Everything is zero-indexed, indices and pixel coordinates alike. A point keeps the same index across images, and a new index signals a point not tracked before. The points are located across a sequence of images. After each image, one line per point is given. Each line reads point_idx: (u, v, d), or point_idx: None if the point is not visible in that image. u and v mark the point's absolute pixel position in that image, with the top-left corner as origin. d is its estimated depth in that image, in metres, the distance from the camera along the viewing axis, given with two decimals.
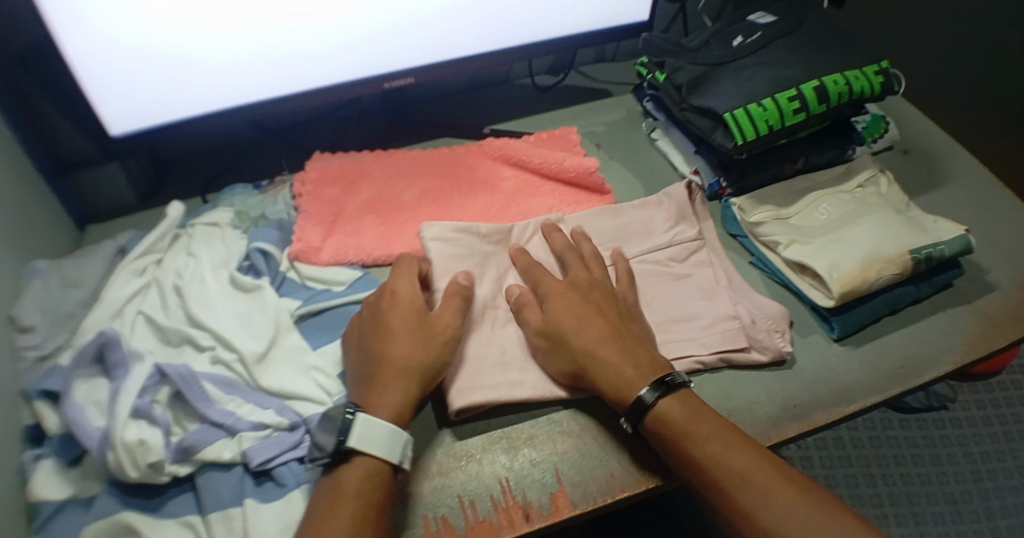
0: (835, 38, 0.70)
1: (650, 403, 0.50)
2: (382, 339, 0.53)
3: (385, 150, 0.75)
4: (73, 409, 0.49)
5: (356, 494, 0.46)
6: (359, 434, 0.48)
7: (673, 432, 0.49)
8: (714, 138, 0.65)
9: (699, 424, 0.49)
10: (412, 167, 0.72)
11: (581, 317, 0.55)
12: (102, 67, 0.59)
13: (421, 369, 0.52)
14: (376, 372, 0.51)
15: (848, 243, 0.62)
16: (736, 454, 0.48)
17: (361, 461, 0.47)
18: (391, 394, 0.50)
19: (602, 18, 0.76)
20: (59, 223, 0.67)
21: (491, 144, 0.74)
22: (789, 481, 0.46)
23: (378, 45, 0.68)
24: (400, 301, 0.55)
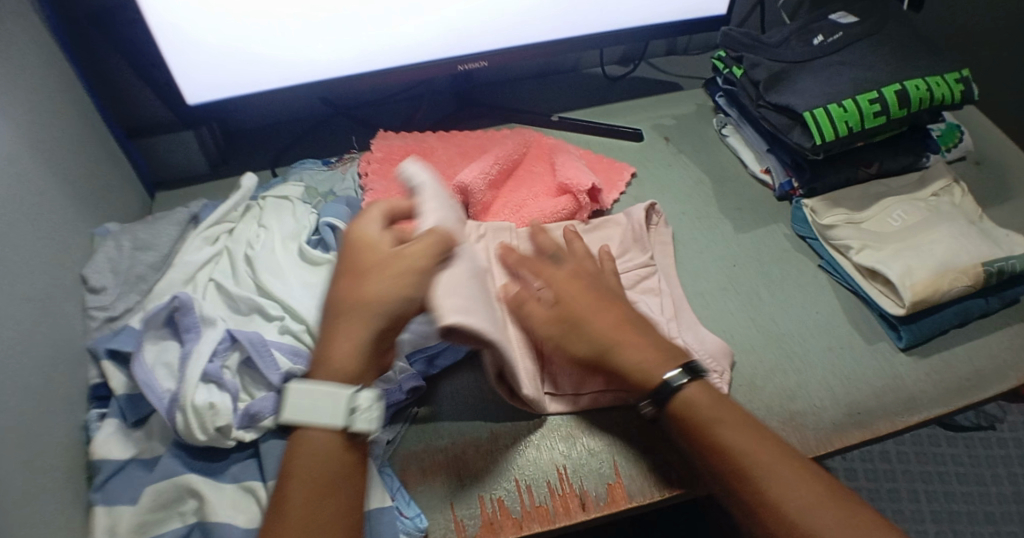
0: (922, 42, 0.68)
1: (680, 386, 0.47)
2: (353, 283, 0.48)
3: (449, 131, 0.74)
4: (143, 370, 0.51)
5: (303, 477, 0.43)
6: (291, 406, 0.45)
7: (693, 420, 0.47)
8: (789, 137, 0.63)
9: (721, 411, 0.47)
10: (476, 148, 0.71)
11: (590, 304, 0.51)
12: (185, 34, 0.60)
13: (387, 316, 0.47)
14: (342, 319, 0.47)
15: (923, 252, 0.60)
16: (759, 445, 0.45)
17: (311, 434, 0.45)
18: (352, 345, 0.46)
19: (679, 10, 0.75)
20: (130, 187, 0.69)
21: (544, 141, 0.71)
22: (812, 474, 0.44)
23: (455, 26, 0.68)
24: (377, 241, 0.50)
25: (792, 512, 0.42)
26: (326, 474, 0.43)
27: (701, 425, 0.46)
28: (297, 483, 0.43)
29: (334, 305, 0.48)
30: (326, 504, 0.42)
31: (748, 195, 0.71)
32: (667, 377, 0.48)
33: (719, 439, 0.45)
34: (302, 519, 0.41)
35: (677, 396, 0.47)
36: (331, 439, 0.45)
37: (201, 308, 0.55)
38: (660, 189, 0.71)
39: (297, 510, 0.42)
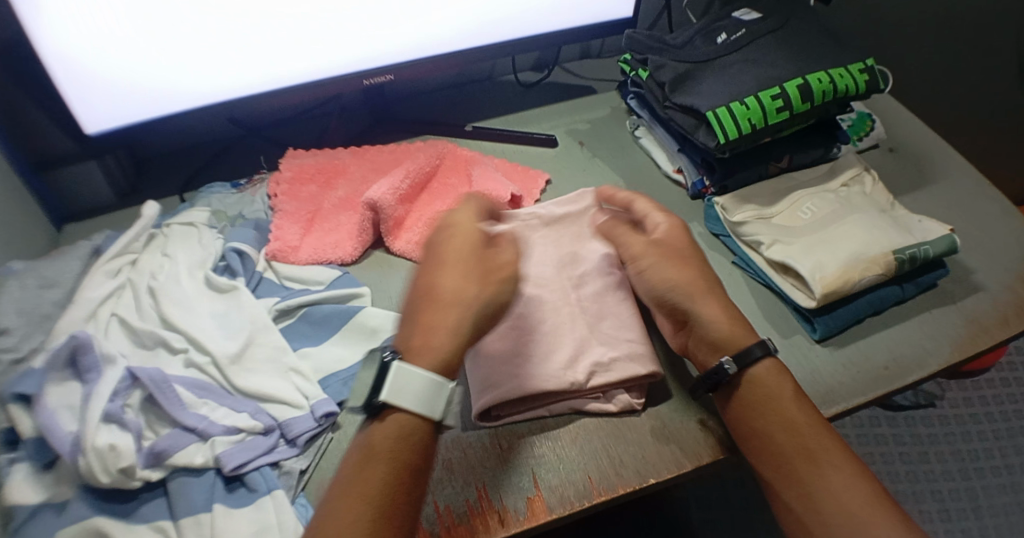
0: (822, 36, 0.69)
1: (759, 355, 0.52)
2: (443, 271, 0.49)
3: (363, 147, 0.73)
4: (44, 412, 0.48)
5: (393, 453, 0.45)
6: (397, 385, 0.45)
7: (766, 393, 0.52)
8: (697, 137, 0.64)
9: (794, 394, 0.52)
10: (389, 162, 0.70)
11: (681, 262, 0.56)
12: (75, 62, 0.58)
13: (467, 310, 0.48)
14: (431, 304, 0.48)
15: (833, 244, 0.62)
16: (815, 432, 0.50)
17: (398, 414, 0.46)
18: (454, 325, 0.47)
19: (587, 14, 0.75)
20: (35, 222, 0.66)
21: (458, 152, 0.71)
22: (854, 467, 0.48)
23: (360, 42, 0.67)
24: (467, 232, 0.51)
25: (832, 488, 0.47)
26: (414, 463, 0.45)
27: (771, 399, 0.51)
28: (390, 457, 0.44)
29: (417, 297, 0.49)
30: (407, 487, 0.44)
31: (666, 196, 0.72)
32: (755, 345, 0.53)
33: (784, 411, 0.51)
34: (376, 494, 0.43)
35: (756, 371, 0.53)
36: (405, 419, 0.46)
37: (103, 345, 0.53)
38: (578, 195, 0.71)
39: (376, 487, 0.43)
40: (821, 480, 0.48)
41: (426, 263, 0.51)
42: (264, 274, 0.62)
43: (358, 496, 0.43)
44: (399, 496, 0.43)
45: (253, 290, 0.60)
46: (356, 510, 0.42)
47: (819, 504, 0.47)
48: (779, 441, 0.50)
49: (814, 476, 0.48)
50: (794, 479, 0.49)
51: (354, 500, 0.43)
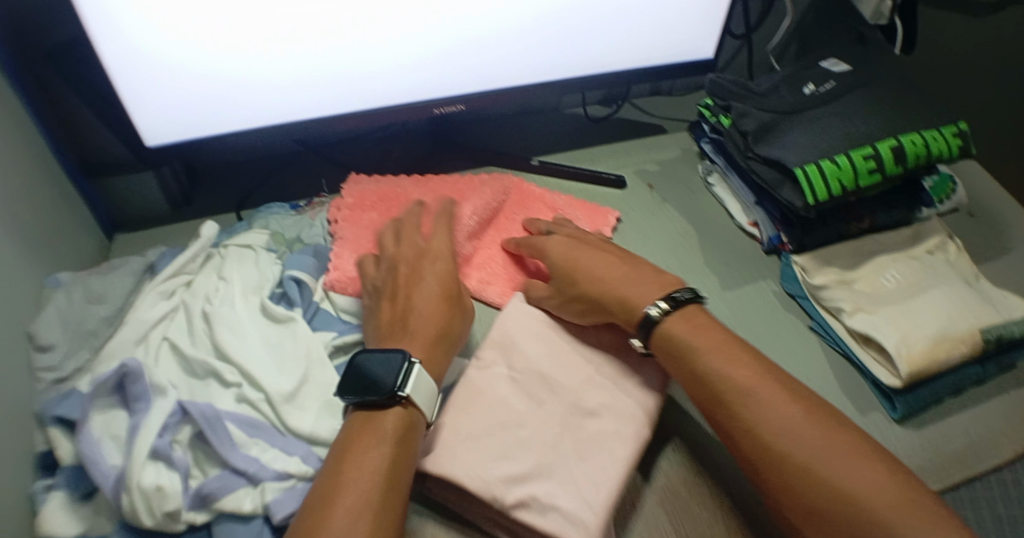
0: (914, 94, 0.66)
1: (657, 317, 0.52)
2: (421, 291, 0.55)
3: (425, 174, 0.71)
4: (88, 442, 0.46)
5: (382, 444, 0.45)
6: (417, 383, 0.48)
7: (678, 349, 0.51)
8: (781, 193, 0.61)
9: (703, 340, 0.51)
10: (452, 192, 0.68)
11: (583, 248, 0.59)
12: (142, 72, 0.55)
13: (438, 331, 0.53)
14: (403, 322, 0.53)
15: (920, 316, 0.57)
16: (783, 428, 0.45)
17: (410, 410, 0.48)
18: (426, 327, 0.52)
19: (665, 53, 0.73)
20: (85, 230, 0.64)
21: (521, 185, 0.69)
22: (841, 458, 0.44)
23: (432, 69, 0.65)
24: (410, 253, 0.58)
25: (762, 439, 0.46)
26: (408, 457, 0.46)
27: (682, 356, 0.51)
28: (380, 450, 0.45)
29: (386, 320, 0.54)
30: (402, 475, 0.45)
31: (736, 248, 0.69)
32: (647, 312, 0.52)
33: (699, 367, 0.49)
34: (365, 484, 0.43)
35: (660, 332, 0.52)
36: (403, 414, 0.47)
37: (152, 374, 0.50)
38: (645, 239, 0.68)
39: (367, 480, 0.43)
40: (758, 437, 0.46)
41: (390, 293, 0.55)
42: (320, 304, 0.60)
43: (346, 488, 0.43)
44: (398, 486, 0.44)
45: (309, 321, 0.58)
46: (354, 500, 0.42)
47: (764, 465, 0.45)
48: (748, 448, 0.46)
49: (752, 435, 0.46)
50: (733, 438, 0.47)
51: (350, 475, 0.44)
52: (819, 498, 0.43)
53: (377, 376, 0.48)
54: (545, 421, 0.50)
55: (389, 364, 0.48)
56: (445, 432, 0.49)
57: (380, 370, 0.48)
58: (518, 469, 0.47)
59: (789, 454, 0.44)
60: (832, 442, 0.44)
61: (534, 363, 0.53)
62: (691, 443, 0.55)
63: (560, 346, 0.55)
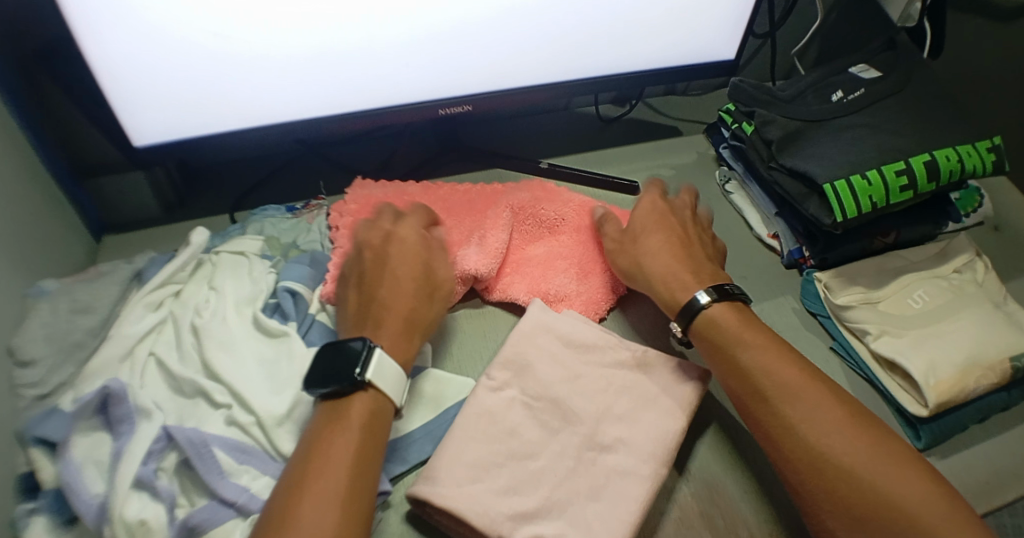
0: (947, 103, 0.62)
1: (704, 305, 0.53)
2: (382, 272, 0.53)
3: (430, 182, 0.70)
4: (70, 470, 0.44)
5: (348, 433, 0.44)
6: (378, 371, 0.47)
7: (722, 339, 0.52)
8: (807, 208, 0.58)
9: (745, 335, 0.51)
10: (459, 200, 0.66)
11: (651, 232, 0.60)
12: (128, 69, 0.52)
13: (404, 314, 0.51)
14: (366, 311, 0.51)
15: (948, 342, 0.54)
16: (815, 423, 0.46)
17: (373, 393, 0.47)
18: (396, 312, 0.51)
19: (684, 53, 0.69)
20: (73, 233, 0.61)
21: (545, 184, 0.67)
22: (873, 455, 0.44)
23: (439, 68, 0.61)
24: (376, 242, 0.56)
25: (799, 432, 0.46)
26: (375, 444, 0.45)
27: (718, 350, 0.52)
28: (346, 438, 0.44)
29: (353, 306, 0.52)
30: (369, 464, 0.44)
31: (755, 261, 0.66)
32: (694, 296, 0.54)
33: (740, 362, 0.50)
34: (332, 472, 0.42)
35: (703, 318, 0.53)
36: (369, 400, 0.46)
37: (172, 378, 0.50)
38: None
39: (335, 468, 0.43)
40: (800, 436, 0.46)
41: (359, 280, 0.54)
42: (316, 316, 0.57)
43: (313, 473, 0.42)
44: (366, 475, 0.43)
45: (303, 336, 0.55)
46: (321, 488, 0.42)
47: (795, 455, 0.46)
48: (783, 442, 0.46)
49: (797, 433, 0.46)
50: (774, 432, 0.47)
51: (316, 463, 0.43)
52: (858, 503, 0.43)
53: (338, 363, 0.47)
54: (559, 451, 0.48)
55: (348, 352, 0.47)
56: (448, 460, 0.46)
57: (342, 360, 0.47)
58: (530, 505, 0.45)
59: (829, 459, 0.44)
60: (863, 440, 0.45)
61: (550, 389, 0.51)
62: (704, 472, 0.50)
63: (571, 367, 0.53)
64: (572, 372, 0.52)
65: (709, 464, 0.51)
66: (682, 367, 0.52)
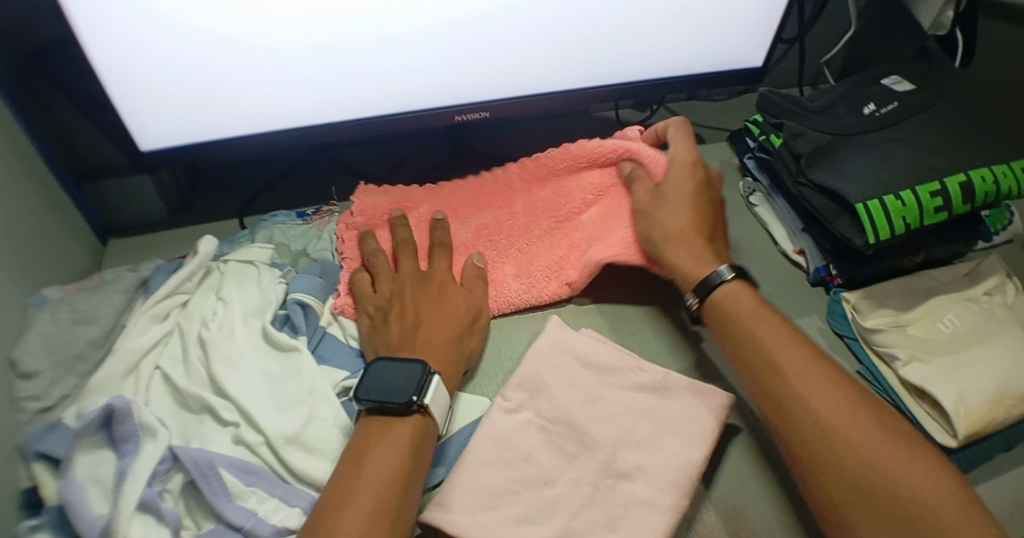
0: (983, 121, 0.60)
1: (724, 279, 0.53)
2: (426, 305, 0.54)
3: (434, 183, 0.69)
4: (72, 488, 0.43)
5: (398, 452, 0.44)
6: (434, 395, 0.47)
7: (735, 315, 0.52)
8: (836, 226, 0.56)
9: (760, 314, 0.51)
10: (468, 200, 0.66)
11: (681, 190, 0.59)
12: (130, 68, 0.52)
13: (454, 341, 0.52)
14: (409, 342, 0.51)
15: (980, 369, 0.52)
16: (825, 401, 0.46)
17: (428, 419, 0.47)
18: (444, 339, 0.52)
19: (708, 62, 0.67)
20: (76, 238, 0.61)
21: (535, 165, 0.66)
22: (886, 435, 0.44)
23: (452, 72, 0.60)
24: (412, 280, 0.57)
25: (808, 412, 0.45)
26: (419, 465, 0.45)
27: (728, 329, 0.52)
28: (395, 457, 0.44)
29: (393, 337, 0.51)
30: (415, 486, 0.44)
31: (778, 278, 0.65)
32: (715, 272, 0.54)
33: (753, 335, 0.50)
34: (379, 488, 0.42)
35: (719, 294, 0.53)
36: (419, 423, 0.46)
37: (177, 387, 0.49)
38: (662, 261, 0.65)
39: (381, 486, 0.42)
40: (808, 412, 0.45)
41: (398, 314, 0.53)
42: (327, 329, 0.56)
43: (357, 491, 0.42)
44: (410, 494, 0.43)
45: (313, 349, 0.54)
46: (364, 506, 0.41)
47: (802, 432, 0.45)
48: (791, 416, 0.46)
49: (814, 424, 0.45)
50: (787, 420, 0.46)
51: (363, 480, 0.43)
52: (866, 481, 0.42)
53: (396, 385, 0.46)
54: (575, 478, 0.47)
55: (408, 373, 0.47)
56: (460, 487, 0.45)
57: (399, 377, 0.47)
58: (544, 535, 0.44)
59: (842, 455, 0.43)
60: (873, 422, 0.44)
61: (567, 412, 0.50)
62: (728, 501, 0.48)
63: (589, 389, 0.52)
64: (587, 395, 0.51)
65: (730, 494, 0.49)
66: (704, 392, 0.50)
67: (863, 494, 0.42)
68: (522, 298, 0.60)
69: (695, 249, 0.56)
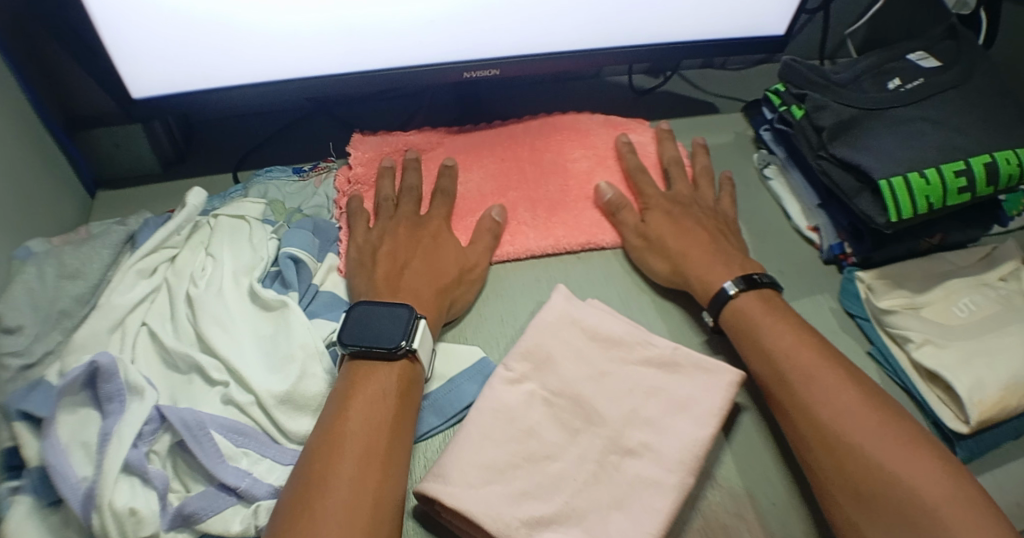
0: (1012, 101, 0.58)
1: (732, 296, 0.52)
2: (411, 253, 0.53)
3: (441, 134, 0.67)
4: (55, 450, 0.41)
5: (386, 396, 0.43)
6: (421, 339, 0.46)
7: (745, 326, 0.51)
8: (857, 204, 0.54)
9: (770, 320, 0.50)
10: (473, 150, 0.65)
11: (672, 217, 0.59)
12: (125, 12, 0.48)
13: (441, 291, 0.51)
14: (399, 274, 0.51)
15: (995, 357, 0.51)
16: (832, 399, 0.45)
17: (414, 365, 0.46)
18: (426, 282, 0.51)
19: (731, 27, 0.64)
20: (64, 188, 0.58)
21: (564, 123, 0.68)
22: (894, 435, 0.43)
23: (465, 30, 0.56)
24: (407, 225, 0.56)
25: (815, 415, 0.45)
26: (408, 412, 0.44)
27: (742, 337, 0.51)
28: (383, 401, 0.43)
29: (381, 274, 0.51)
30: (406, 429, 0.43)
31: (790, 255, 0.63)
32: (722, 288, 0.53)
33: (761, 343, 0.49)
34: (370, 431, 0.41)
35: (728, 311, 0.52)
36: (407, 367, 0.45)
37: (165, 346, 0.47)
38: None
39: (368, 429, 0.41)
40: (809, 412, 0.45)
41: (390, 254, 0.53)
42: (320, 288, 0.54)
43: (346, 434, 0.41)
44: (400, 435, 0.42)
45: (305, 307, 0.52)
46: (351, 449, 0.40)
47: (805, 433, 0.45)
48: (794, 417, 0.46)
49: (813, 424, 0.45)
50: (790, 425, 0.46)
51: (352, 423, 0.42)
52: (868, 480, 0.42)
53: (385, 329, 0.45)
54: (579, 454, 0.45)
55: (395, 318, 0.46)
56: (460, 460, 0.44)
57: (387, 320, 0.46)
58: (546, 511, 0.42)
59: (840, 453, 0.43)
60: (881, 421, 0.44)
61: (572, 386, 0.49)
62: (732, 481, 0.47)
63: (595, 362, 0.50)
64: (593, 368, 0.50)
65: (736, 474, 0.48)
66: (715, 369, 0.49)
67: (867, 495, 0.41)
68: (541, 246, 0.59)
69: (710, 255, 0.55)
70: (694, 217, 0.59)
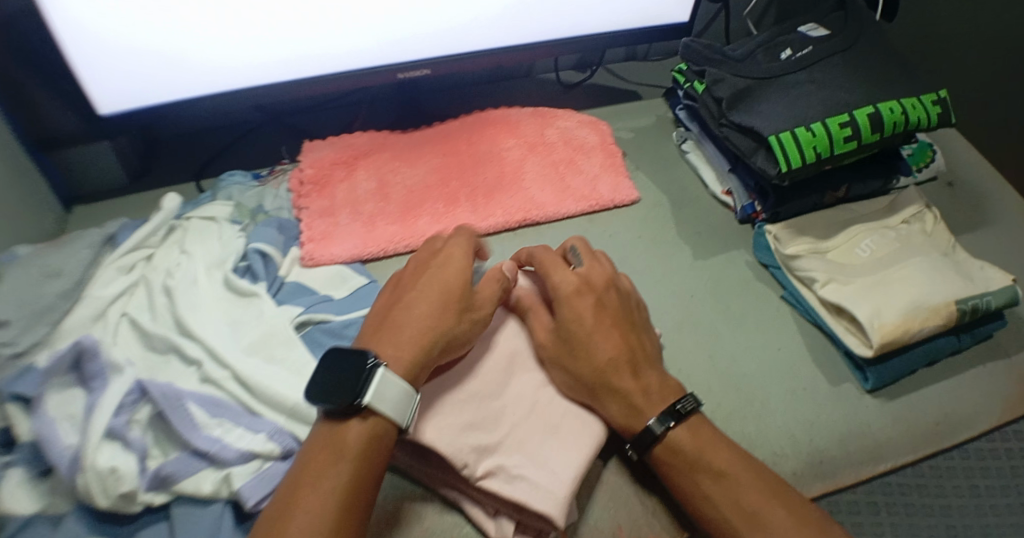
0: (893, 60, 0.64)
1: (661, 432, 0.47)
2: (410, 288, 0.51)
3: (385, 134, 0.73)
4: (44, 423, 0.45)
5: (343, 460, 0.41)
6: (378, 391, 0.43)
7: (678, 455, 0.46)
8: (755, 161, 0.60)
9: (694, 444, 0.46)
10: (411, 148, 0.71)
11: (598, 330, 0.50)
12: (86, 36, 0.54)
13: (424, 330, 0.47)
14: (388, 313, 0.49)
15: (893, 287, 0.56)
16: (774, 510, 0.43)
17: (377, 419, 0.43)
18: (420, 305, 0.49)
19: (640, 18, 0.71)
20: (42, 203, 0.63)
21: (496, 117, 0.75)
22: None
23: (395, 35, 0.63)
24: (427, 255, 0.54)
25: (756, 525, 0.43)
26: (372, 471, 0.42)
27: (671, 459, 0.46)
28: (342, 465, 0.41)
29: (380, 309, 0.51)
30: (369, 485, 0.42)
31: (709, 218, 0.69)
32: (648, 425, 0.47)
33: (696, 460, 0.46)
34: (325, 503, 0.40)
35: (661, 447, 0.47)
36: (370, 424, 0.43)
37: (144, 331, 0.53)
38: (591, 219, 0.68)
39: (323, 496, 0.40)
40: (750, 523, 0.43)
41: (395, 283, 0.52)
42: (285, 279, 0.60)
43: (300, 505, 0.40)
44: (359, 499, 0.41)
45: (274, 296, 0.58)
46: (302, 522, 0.39)
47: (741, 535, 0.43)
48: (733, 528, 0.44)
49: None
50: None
51: (307, 492, 0.40)
52: None
53: (341, 378, 0.43)
54: (518, 397, 0.50)
55: (352, 367, 0.44)
56: None
57: (342, 373, 0.43)
58: (489, 440, 0.47)
59: None
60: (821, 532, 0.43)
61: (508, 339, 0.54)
62: None
63: None
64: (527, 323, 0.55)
65: None
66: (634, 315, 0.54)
67: None
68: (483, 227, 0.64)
69: (642, 371, 0.49)
70: (621, 328, 0.51)
